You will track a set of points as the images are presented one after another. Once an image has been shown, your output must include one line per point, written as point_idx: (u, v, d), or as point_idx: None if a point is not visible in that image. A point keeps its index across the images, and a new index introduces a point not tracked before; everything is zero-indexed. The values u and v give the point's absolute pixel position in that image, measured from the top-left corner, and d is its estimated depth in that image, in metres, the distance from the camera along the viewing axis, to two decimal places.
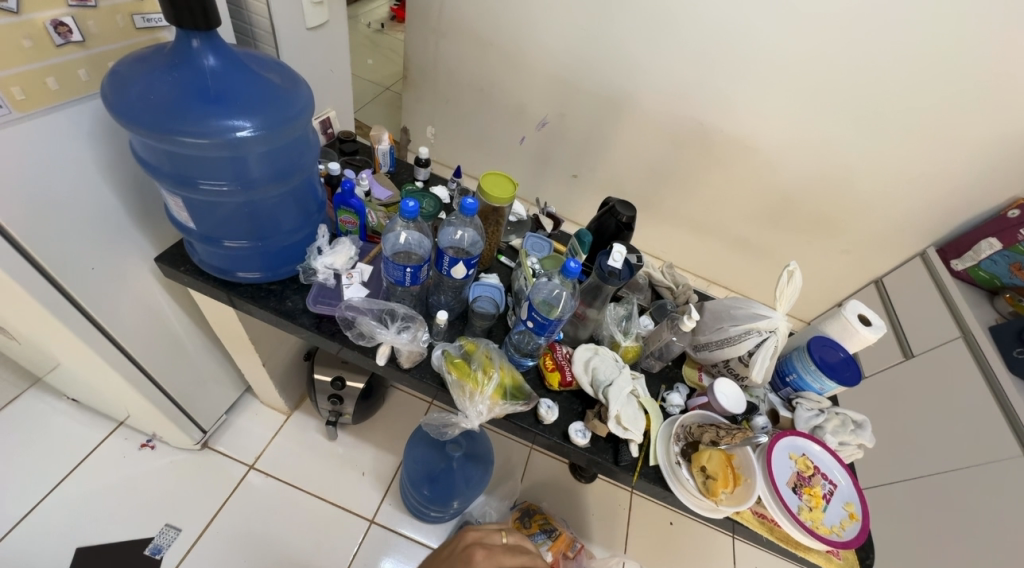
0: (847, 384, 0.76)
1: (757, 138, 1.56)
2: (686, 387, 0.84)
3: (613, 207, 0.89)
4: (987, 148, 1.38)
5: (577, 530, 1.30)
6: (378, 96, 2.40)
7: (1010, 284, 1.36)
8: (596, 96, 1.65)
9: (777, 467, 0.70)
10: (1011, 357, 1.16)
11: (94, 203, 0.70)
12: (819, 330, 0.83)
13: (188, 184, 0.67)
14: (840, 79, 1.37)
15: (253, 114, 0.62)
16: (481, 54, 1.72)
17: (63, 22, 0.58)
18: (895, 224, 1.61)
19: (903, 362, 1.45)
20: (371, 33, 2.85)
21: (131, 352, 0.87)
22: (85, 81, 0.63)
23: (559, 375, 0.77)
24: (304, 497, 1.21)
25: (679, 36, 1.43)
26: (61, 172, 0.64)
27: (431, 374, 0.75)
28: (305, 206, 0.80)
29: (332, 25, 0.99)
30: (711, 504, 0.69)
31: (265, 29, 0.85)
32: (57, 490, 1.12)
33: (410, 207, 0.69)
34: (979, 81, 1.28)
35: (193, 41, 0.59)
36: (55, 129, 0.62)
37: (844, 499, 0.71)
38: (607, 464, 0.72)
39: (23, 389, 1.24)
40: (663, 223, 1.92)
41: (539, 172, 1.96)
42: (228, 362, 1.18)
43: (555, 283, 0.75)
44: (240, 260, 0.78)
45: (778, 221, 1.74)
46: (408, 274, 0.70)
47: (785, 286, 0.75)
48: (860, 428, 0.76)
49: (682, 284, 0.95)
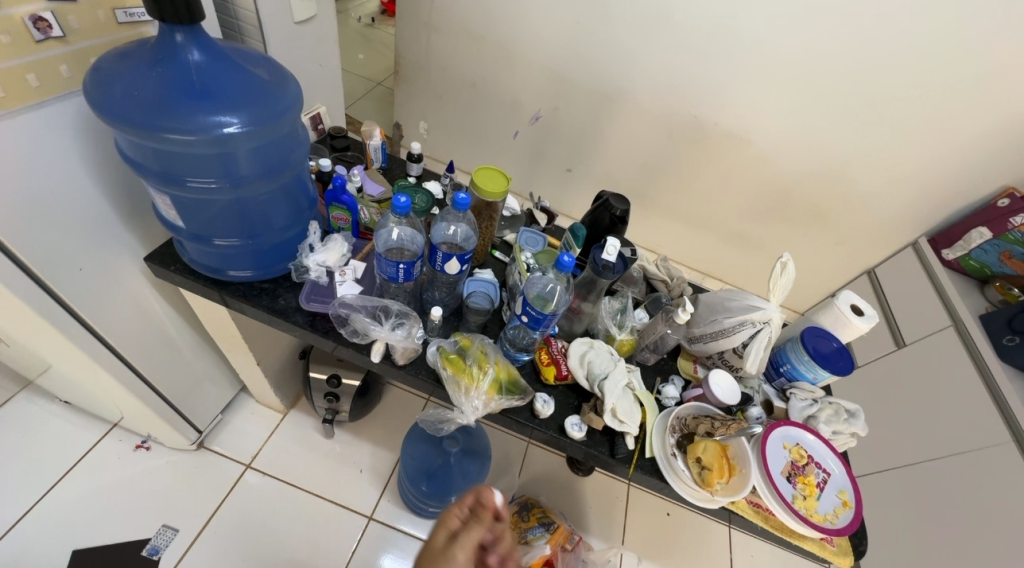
0: (840, 374, 0.77)
1: (751, 130, 1.55)
2: (681, 379, 0.84)
3: (608, 200, 0.89)
4: (982, 138, 1.39)
5: (576, 523, 1.31)
6: (370, 92, 2.38)
7: (1000, 273, 1.40)
8: (591, 89, 1.64)
9: (771, 456, 0.71)
10: (1001, 345, 1.19)
11: (80, 202, 0.69)
12: (812, 321, 0.84)
13: (176, 182, 0.66)
14: (834, 71, 1.37)
15: (241, 110, 0.61)
16: (475, 49, 1.70)
17: (42, 17, 0.56)
18: (887, 215, 1.62)
19: (895, 351, 1.46)
20: (362, 27, 2.82)
21: (123, 352, 0.86)
22: (67, 77, 0.62)
23: (555, 369, 0.76)
24: (302, 495, 1.21)
25: (675, 28, 1.42)
26: (45, 170, 0.63)
27: (426, 370, 0.75)
28: (296, 203, 0.79)
29: (321, 19, 0.98)
30: (707, 494, 0.69)
31: (252, 23, 0.84)
32: (52, 491, 1.11)
33: (402, 202, 0.68)
34: (968, 74, 1.29)
35: (177, 35, 0.58)
36: (36, 127, 0.60)
37: (838, 487, 0.71)
38: (604, 457, 0.72)
39: (16, 391, 1.23)
40: (657, 216, 1.92)
41: (534, 166, 1.95)
42: (222, 362, 1.17)
43: (549, 277, 0.74)
44: (231, 259, 0.77)
45: (773, 213, 1.74)
46: (400, 270, 0.70)
47: (778, 277, 0.75)
48: (853, 417, 0.77)
49: (677, 277, 0.95)
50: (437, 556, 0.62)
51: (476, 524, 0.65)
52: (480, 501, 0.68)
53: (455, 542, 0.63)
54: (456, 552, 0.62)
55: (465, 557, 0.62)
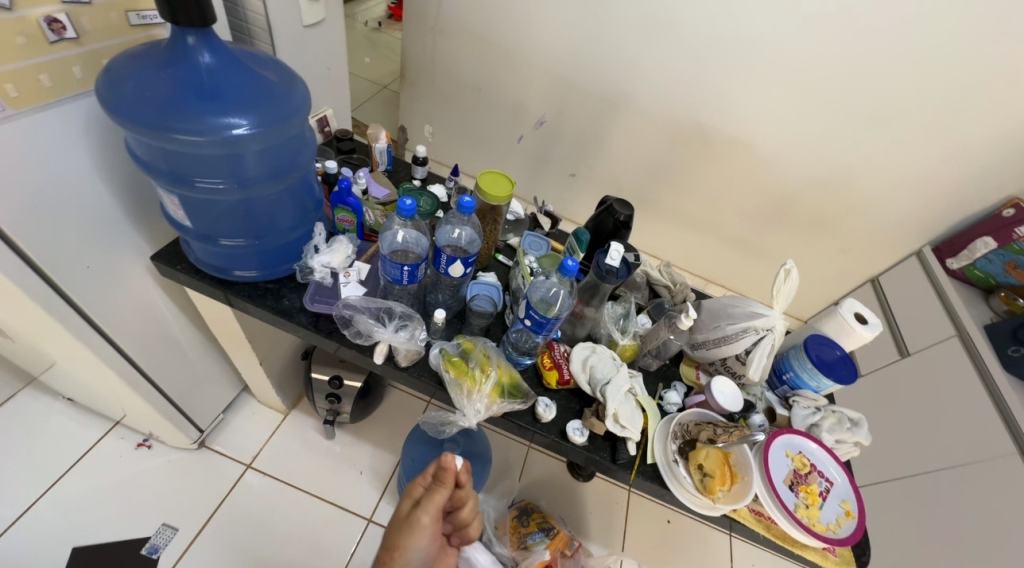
0: (843, 382, 0.76)
1: (755, 137, 1.56)
2: (683, 385, 0.84)
3: (611, 206, 0.89)
4: (986, 148, 1.39)
5: (576, 528, 1.30)
6: (376, 95, 2.39)
7: (1005, 283, 1.39)
8: (595, 95, 1.65)
9: (774, 464, 0.70)
10: (1006, 356, 1.17)
11: (89, 201, 0.70)
12: (816, 329, 0.84)
13: (184, 182, 0.66)
14: (838, 79, 1.38)
15: (249, 111, 0.62)
16: (480, 54, 1.72)
17: (57, 18, 0.57)
18: (891, 223, 1.62)
19: (898, 360, 1.45)
20: (369, 31, 2.84)
21: (127, 351, 0.86)
22: (79, 78, 0.63)
23: (557, 373, 0.77)
24: (302, 496, 1.21)
25: (679, 35, 1.43)
26: (55, 169, 0.64)
27: (428, 372, 0.75)
28: (302, 204, 0.80)
29: (329, 23, 0.99)
30: (708, 501, 0.69)
31: (261, 26, 0.85)
32: (53, 489, 1.11)
33: (407, 205, 0.68)
34: (973, 83, 1.29)
35: (188, 37, 0.59)
36: (47, 126, 0.61)
37: (841, 496, 0.71)
38: (605, 462, 0.72)
39: (20, 388, 1.24)
40: (660, 222, 1.92)
41: (538, 170, 1.96)
42: (225, 361, 1.17)
43: (553, 282, 0.74)
44: (236, 259, 0.77)
45: (776, 220, 1.74)
46: (405, 272, 0.70)
47: (782, 284, 0.75)
48: (856, 426, 0.76)
49: (680, 283, 0.95)
50: (404, 521, 0.64)
51: (438, 491, 0.64)
52: (441, 466, 0.64)
53: (418, 508, 0.64)
54: (420, 518, 0.63)
55: (430, 521, 0.64)
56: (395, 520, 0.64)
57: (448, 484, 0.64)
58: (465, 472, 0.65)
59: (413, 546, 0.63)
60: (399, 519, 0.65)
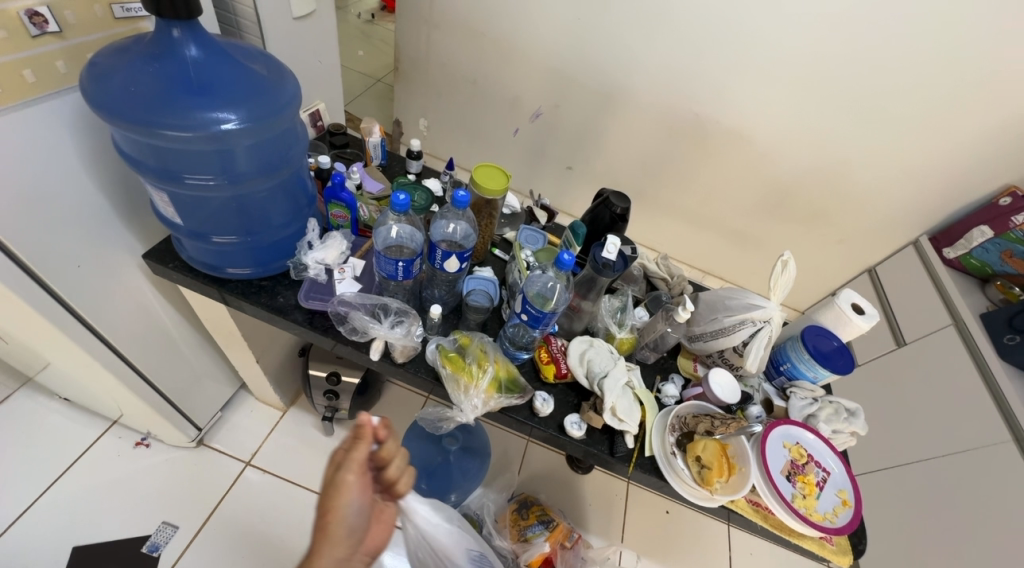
0: (840, 373, 0.77)
1: (752, 128, 1.55)
2: (681, 378, 0.84)
3: (608, 198, 0.89)
4: (984, 137, 1.39)
5: (576, 521, 1.31)
6: (370, 88, 2.37)
7: (1001, 271, 1.39)
8: (591, 87, 1.64)
9: (771, 455, 0.70)
10: (1003, 344, 1.19)
11: (77, 200, 0.68)
12: (813, 320, 0.83)
13: (173, 178, 0.65)
14: (835, 70, 1.37)
15: (239, 106, 0.61)
16: (475, 46, 1.70)
17: (38, 12, 0.56)
18: (888, 214, 1.62)
19: (894, 350, 1.46)
20: (362, 23, 2.81)
21: (122, 350, 0.86)
22: (63, 73, 0.61)
23: (554, 367, 0.76)
24: (302, 493, 1.21)
25: (675, 26, 1.42)
26: (43, 165, 0.63)
27: (425, 368, 0.75)
28: (294, 200, 0.79)
29: (319, 14, 0.97)
30: (706, 493, 0.70)
31: (249, 18, 0.83)
32: (52, 488, 1.11)
33: (401, 199, 0.67)
34: (970, 72, 1.29)
35: (174, 30, 0.58)
36: (33, 121, 0.60)
37: (837, 486, 0.71)
38: (603, 456, 0.72)
39: (16, 388, 1.23)
40: (657, 214, 1.91)
41: (534, 163, 1.95)
42: (221, 359, 1.16)
43: (549, 276, 0.74)
44: (229, 256, 0.77)
45: (773, 211, 1.74)
46: (400, 268, 0.70)
47: (779, 275, 0.75)
48: (854, 416, 0.77)
49: (677, 276, 0.95)
50: (329, 490, 0.59)
51: (358, 446, 0.60)
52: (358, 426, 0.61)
53: (341, 470, 0.59)
54: (346, 478, 0.59)
55: (357, 478, 0.59)
56: (319, 489, 0.59)
57: (368, 438, 0.60)
58: (384, 424, 0.62)
59: (344, 507, 0.58)
60: (323, 488, 0.59)
